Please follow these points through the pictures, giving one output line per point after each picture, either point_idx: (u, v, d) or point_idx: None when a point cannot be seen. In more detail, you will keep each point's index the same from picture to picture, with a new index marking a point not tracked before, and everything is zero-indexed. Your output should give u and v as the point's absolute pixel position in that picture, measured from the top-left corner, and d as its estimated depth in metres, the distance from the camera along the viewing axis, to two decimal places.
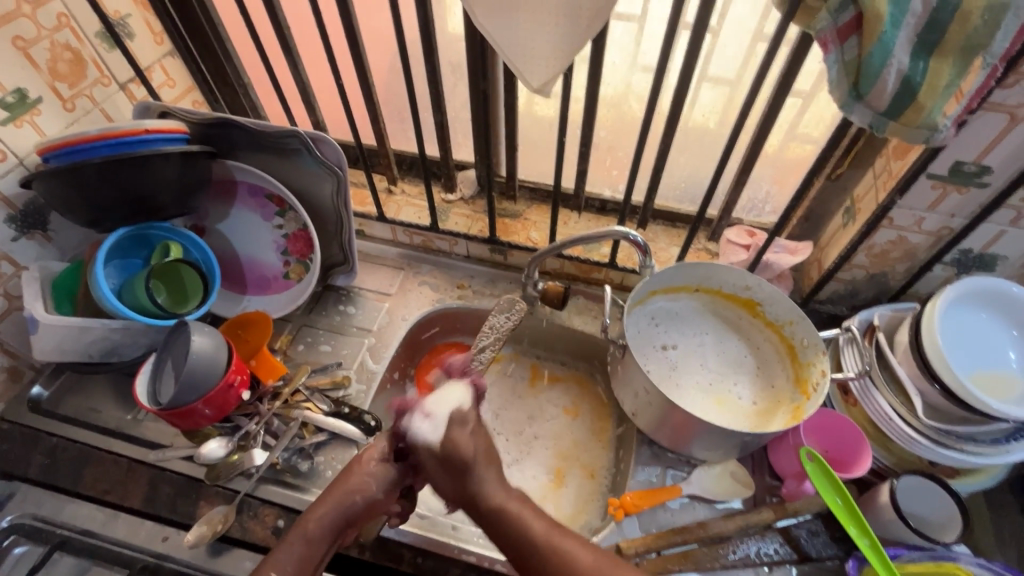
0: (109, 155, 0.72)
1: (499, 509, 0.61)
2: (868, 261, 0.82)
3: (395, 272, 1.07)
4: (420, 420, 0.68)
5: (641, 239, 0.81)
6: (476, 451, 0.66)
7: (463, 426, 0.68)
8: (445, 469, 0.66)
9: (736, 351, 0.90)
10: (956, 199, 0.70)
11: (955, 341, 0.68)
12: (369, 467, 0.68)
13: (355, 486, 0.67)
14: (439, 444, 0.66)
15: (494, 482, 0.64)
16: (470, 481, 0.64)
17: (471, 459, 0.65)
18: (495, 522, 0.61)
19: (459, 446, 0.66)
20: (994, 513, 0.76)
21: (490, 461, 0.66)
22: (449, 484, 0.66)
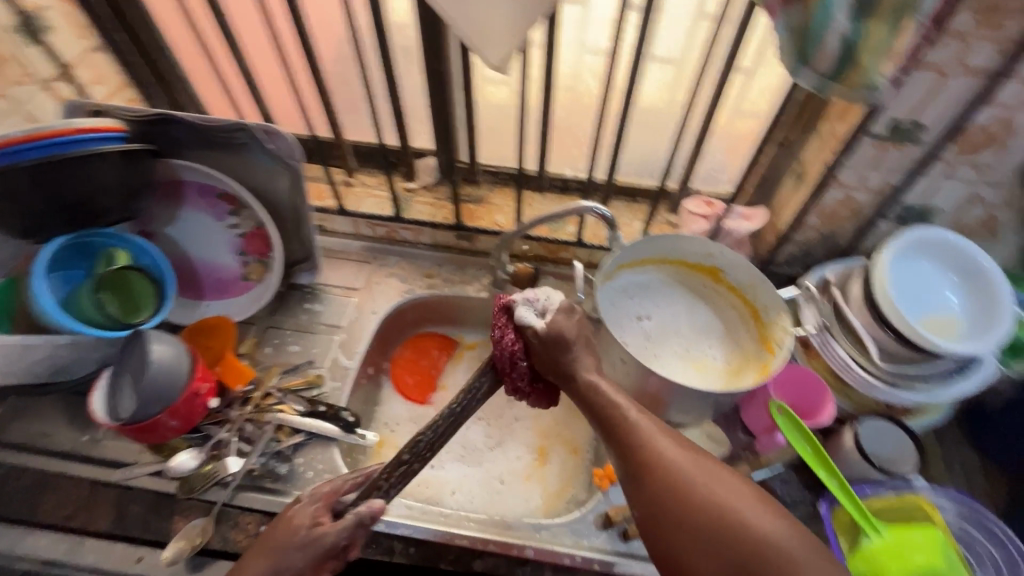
0: (40, 158, 0.66)
1: (600, 389, 0.64)
2: (819, 221, 0.86)
3: (360, 266, 1.04)
4: (528, 308, 0.68)
5: (608, 213, 0.82)
6: (574, 334, 0.66)
7: (567, 314, 0.68)
8: (548, 350, 0.66)
9: (703, 318, 0.93)
10: (895, 156, 0.74)
11: (902, 289, 0.73)
12: (282, 530, 0.64)
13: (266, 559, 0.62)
14: (546, 325, 0.66)
15: (590, 365, 0.67)
16: (568, 365, 0.66)
17: (572, 340, 0.66)
18: (607, 417, 0.63)
19: (562, 329, 0.66)
20: (943, 445, 0.82)
21: (587, 347, 0.68)
22: (547, 360, 0.66)
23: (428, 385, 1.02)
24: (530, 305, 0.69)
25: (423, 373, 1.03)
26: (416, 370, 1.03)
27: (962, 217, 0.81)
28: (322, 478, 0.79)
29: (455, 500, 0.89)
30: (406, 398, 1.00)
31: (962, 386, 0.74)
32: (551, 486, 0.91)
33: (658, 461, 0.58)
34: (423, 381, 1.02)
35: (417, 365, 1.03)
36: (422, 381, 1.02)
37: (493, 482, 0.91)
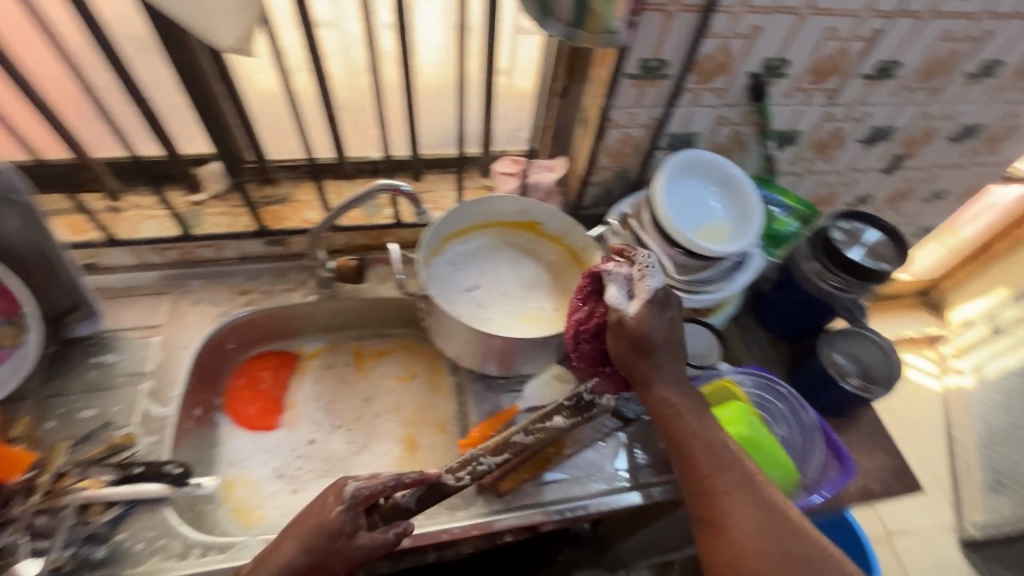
0: None
1: (680, 411, 0.65)
2: (609, 161, 0.93)
3: (157, 299, 0.91)
4: (619, 286, 0.66)
5: (410, 188, 0.82)
6: (662, 338, 0.65)
7: (660, 308, 0.65)
8: (633, 344, 0.65)
9: (533, 272, 0.97)
10: (652, 92, 0.83)
11: (679, 207, 0.83)
12: (310, 529, 0.61)
13: (295, 557, 0.60)
14: (638, 316, 0.64)
15: (668, 378, 0.67)
16: (654, 369, 0.66)
17: (657, 344, 0.65)
18: (674, 423, 0.65)
19: (656, 331, 0.64)
20: (742, 332, 0.97)
21: (671, 356, 0.67)
22: (628, 356, 0.66)
23: (274, 407, 0.93)
24: (624, 283, 0.67)
25: (264, 396, 0.94)
26: (257, 395, 0.94)
27: (716, 137, 0.94)
28: (157, 545, 0.68)
29: None
30: (247, 428, 0.91)
31: (742, 278, 0.87)
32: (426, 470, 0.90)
33: (720, 494, 0.60)
34: (266, 404, 0.93)
35: (257, 390, 0.94)
36: (265, 406, 0.93)
37: None
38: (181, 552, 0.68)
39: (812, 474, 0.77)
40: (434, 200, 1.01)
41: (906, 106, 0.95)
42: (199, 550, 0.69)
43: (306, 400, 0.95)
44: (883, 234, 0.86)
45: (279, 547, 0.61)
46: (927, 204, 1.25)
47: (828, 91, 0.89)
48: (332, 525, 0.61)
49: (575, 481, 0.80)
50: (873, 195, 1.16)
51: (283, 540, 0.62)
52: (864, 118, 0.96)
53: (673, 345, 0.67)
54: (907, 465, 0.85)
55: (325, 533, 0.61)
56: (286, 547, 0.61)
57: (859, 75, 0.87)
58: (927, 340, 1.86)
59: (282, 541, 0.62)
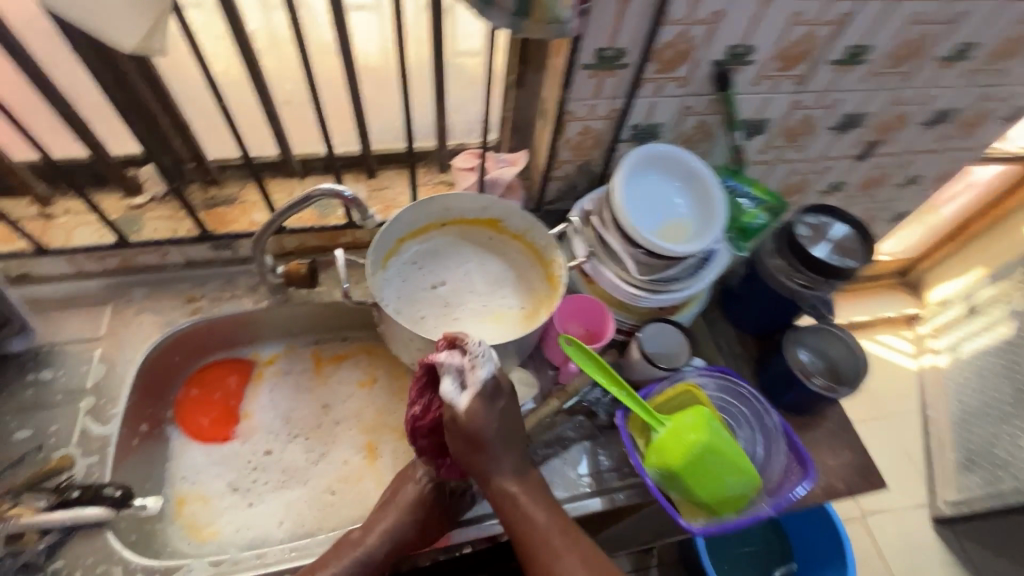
0: None
1: (520, 502, 0.69)
2: (571, 154, 0.89)
3: (99, 309, 0.86)
4: (452, 377, 0.68)
5: (351, 194, 0.77)
6: (494, 430, 0.68)
7: (493, 399, 0.68)
8: (467, 436, 0.67)
9: (494, 270, 0.94)
10: (611, 82, 0.79)
11: (640, 204, 0.80)
12: (394, 500, 0.75)
13: (386, 523, 0.73)
14: (466, 409, 0.67)
15: (507, 469, 0.70)
16: (494, 454, 0.69)
17: (491, 438, 0.68)
18: (509, 509, 0.69)
19: (485, 421, 0.67)
20: (711, 328, 0.95)
21: (509, 448, 0.70)
22: (464, 451, 0.69)
23: (227, 417, 0.90)
24: (456, 374, 0.68)
25: (219, 405, 0.91)
26: (211, 404, 0.90)
27: (682, 128, 0.90)
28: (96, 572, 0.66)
29: (285, 529, 0.81)
30: (199, 438, 0.87)
31: (707, 277, 0.84)
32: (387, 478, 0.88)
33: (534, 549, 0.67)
34: (220, 413, 0.90)
35: (211, 400, 0.91)
36: (219, 416, 0.90)
37: (323, 496, 0.85)
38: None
39: (772, 479, 0.77)
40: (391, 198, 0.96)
41: (878, 91, 0.91)
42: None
43: (260, 413, 0.91)
44: (852, 228, 0.84)
45: (370, 530, 0.73)
46: (903, 189, 1.22)
47: (796, 77, 0.85)
48: (416, 496, 0.73)
49: None
50: (846, 182, 1.13)
51: (378, 518, 0.74)
52: (834, 105, 0.92)
53: (512, 433, 0.70)
54: (872, 462, 0.84)
55: (415, 504, 0.73)
56: (388, 516, 0.73)
57: (827, 60, 0.83)
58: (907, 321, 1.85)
59: (372, 520, 0.74)
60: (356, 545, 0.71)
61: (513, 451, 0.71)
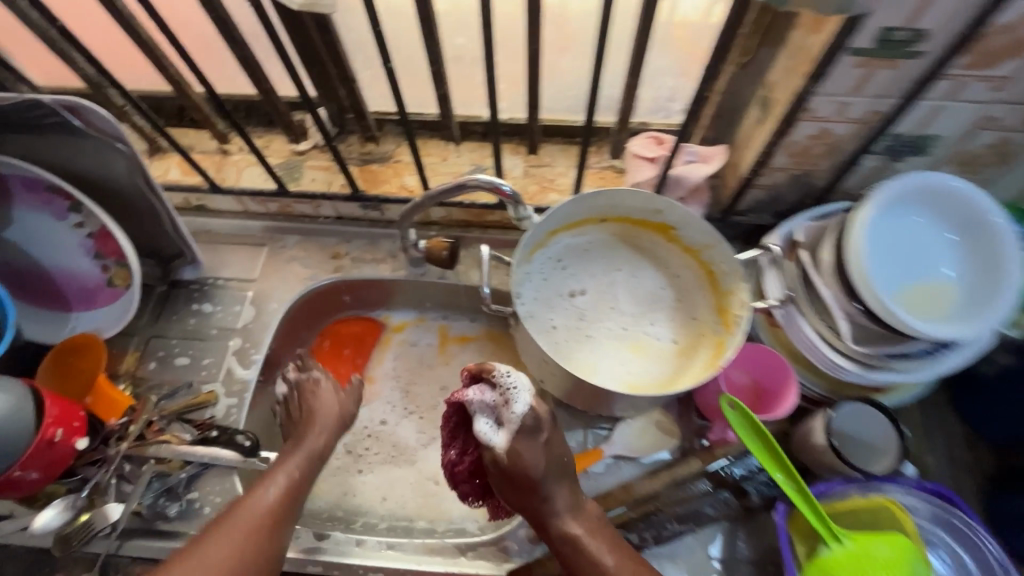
0: None
1: (583, 545, 0.59)
2: (788, 161, 0.69)
3: (256, 249, 0.89)
4: (486, 416, 0.61)
5: (511, 188, 0.66)
6: (543, 469, 0.59)
7: (533, 433, 0.60)
8: (511, 477, 0.59)
9: (651, 284, 0.78)
10: (884, 77, 0.56)
11: (885, 252, 0.58)
12: (310, 400, 0.72)
13: (326, 432, 0.69)
14: (504, 449, 0.59)
15: (565, 506, 0.61)
16: (547, 497, 0.60)
17: (542, 476, 0.59)
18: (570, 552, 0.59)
19: (531, 459, 0.59)
20: (928, 416, 0.72)
21: (562, 480, 0.61)
22: (513, 493, 0.61)
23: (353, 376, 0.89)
24: (490, 411, 0.61)
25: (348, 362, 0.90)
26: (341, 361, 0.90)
27: (967, 146, 0.64)
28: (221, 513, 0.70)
29: (387, 507, 0.81)
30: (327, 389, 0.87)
31: (950, 364, 0.61)
32: None
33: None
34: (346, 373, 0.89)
35: (340, 356, 0.90)
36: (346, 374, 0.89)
37: (427, 484, 0.82)
38: None
39: None
40: (550, 178, 0.84)
41: None
42: None
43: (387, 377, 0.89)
44: None
45: (312, 426, 0.69)
46: None
47: None
48: (336, 417, 0.71)
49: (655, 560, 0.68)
50: None
51: (313, 426, 0.69)
52: None
53: (560, 466, 0.61)
54: None
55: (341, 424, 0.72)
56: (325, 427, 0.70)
57: None
58: None
59: (317, 410, 0.71)
60: (314, 439, 0.68)
61: (567, 482, 0.62)
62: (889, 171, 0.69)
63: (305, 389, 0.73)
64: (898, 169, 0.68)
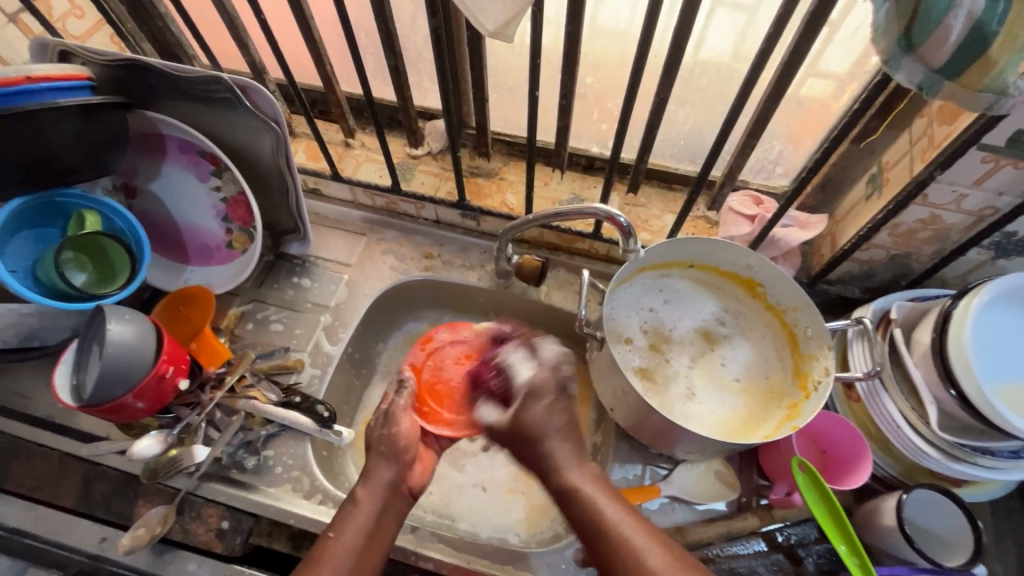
0: (14, 105, 0.62)
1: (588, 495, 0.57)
2: (890, 241, 0.70)
3: (357, 238, 0.95)
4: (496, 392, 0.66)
5: (625, 220, 0.69)
6: (554, 426, 0.61)
7: (538, 399, 0.62)
8: (519, 440, 0.61)
9: (725, 324, 0.81)
10: (1009, 175, 0.57)
11: (987, 346, 0.59)
12: (383, 440, 0.67)
13: (376, 505, 0.62)
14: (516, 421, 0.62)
15: (568, 463, 0.60)
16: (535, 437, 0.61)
17: (543, 434, 0.60)
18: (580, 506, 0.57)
19: (543, 421, 0.61)
20: (999, 519, 0.70)
21: (569, 437, 0.62)
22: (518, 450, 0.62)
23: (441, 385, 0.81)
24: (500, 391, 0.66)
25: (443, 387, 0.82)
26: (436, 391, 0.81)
27: None
28: (291, 474, 0.75)
29: (433, 503, 0.83)
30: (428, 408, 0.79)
31: None
32: (537, 499, 0.84)
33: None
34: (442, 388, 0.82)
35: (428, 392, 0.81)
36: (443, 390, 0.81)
37: (473, 490, 0.84)
38: (307, 491, 0.74)
39: None
40: (643, 219, 0.88)
41: None
42: (320, 496, 0.73)
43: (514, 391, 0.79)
44: None
45: (359, 501, 0.62)
46: None
47: None
48: (387, 482, 0.64)
49: None
50: None
51: (368, 493, 0.62)
52: None
53: (573, 429, 0.63)
54: None
55: (397, 495, 0.64)
56: (365, 495, 0.62)
57: None
58: None
59: (369, 465, 0.66)
60: (365, 516, 0.61)
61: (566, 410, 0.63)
62: (993, 266, 0.69)
63: (383, 423, 0.69)
64: (1003, 266, 0.69)
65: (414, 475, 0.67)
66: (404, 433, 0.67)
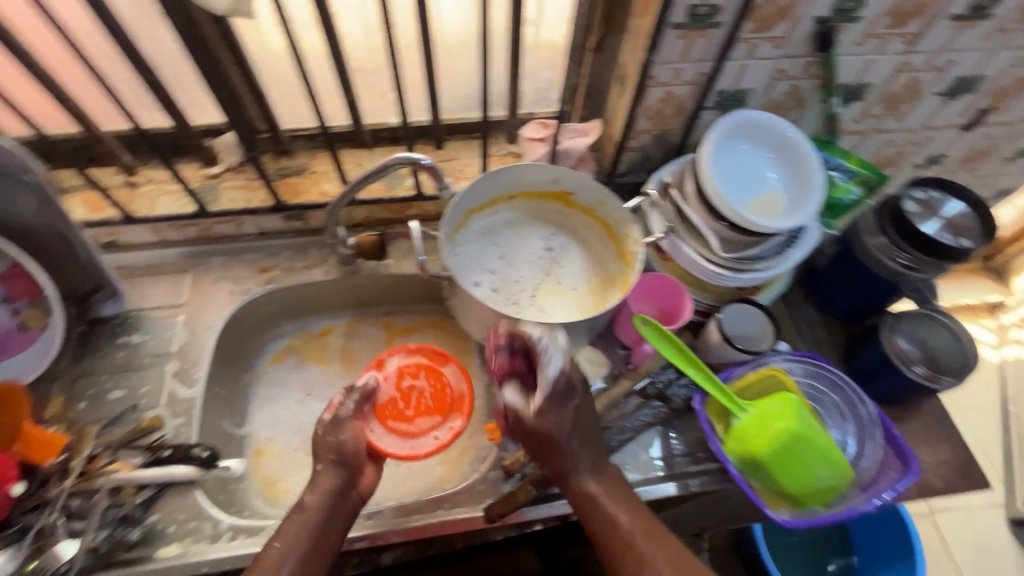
0: None
1: (602, 503, 0.63)
2: (649, 124, 0.85)
3: (179, 276, 0.89)
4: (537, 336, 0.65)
5: (429, 161, 0.74)
6: (565, 429, 0.64)
7: (562, 397, 0.64)
8: (538, 440, 0.64)
9: (558, 234, 0.92)
10: (700, 44, 0.73)
11: (728, 175, 0.74)
12: (332, 448, 0.65)
13: (321, 511, 0.62)
14: (538, 419, 0.63)
15: (588, 471, 0.64)
16: (566, 470, 0.65)
17: (564, 437, 0.63)
18: (608, 535, 0.62)
19: (561, 427, 0.63)
20: (794, 309, 0.89)
21: (587, 446, 0.65)
22: (533, 445, 0.65)
23: (460, 409, 0.86)
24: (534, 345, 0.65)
25: (428, 424, 0.85)
26: (387, 406, 0.85)
27: (771, 95, 0.84)
28: (188, 527, 0.69)
29: None
30: (410, 458, 0.82)
31: (794, 256, 0.79)
32: (452, 450, 0.88)
33: None
34: (428, 428, 0.85)
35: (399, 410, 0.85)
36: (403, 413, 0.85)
37: (388, 467, 0.86)
38: (212, 535, 0.69)
39: (866, 472, 0.70)
40: (459, 170, 0.94)
41: (1000, 51, 0.82)
42: (230, 533, 0.69)
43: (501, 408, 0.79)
44: (959, 204, 0.73)
45: (307, 506, 0.62)
46: (1010, 163, 1.12)
47: (906, 37, 0.77)
48: (336, 486, 0.64)
49: None
50: (946, 154, 1.04)
51: (314, 495, 0.62)
52: (947, 67, 0.83)
53: (591, 433, 0.66)
54: (975, 460, 0.75)
55: (342, 498, 0.64)
56: (315, 500, 0.62)
57: (947, 16, 0.75)
58: (989, 309, 2.03)
59: (316, 474, 0.64)
60: (308, 522, 0.61)
61: (579, 411, 0.65)
62: None
63: (330, 430, 0.67)
64: None
65: (364, 483, 0.67)
66: (355, 438, 0.67)
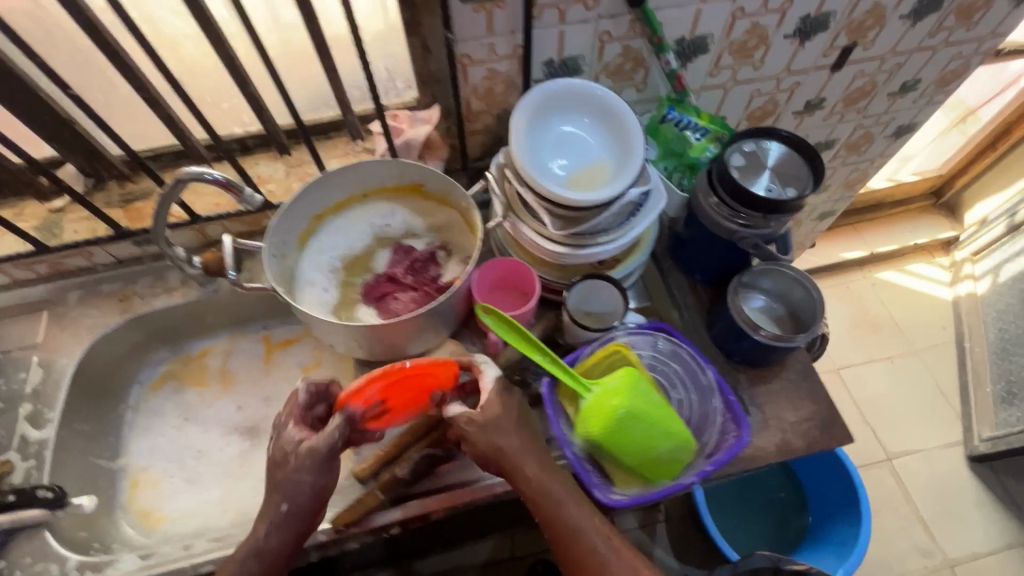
0: None
1: (552, 497, 0.64)
2: (482, 104, 0.82)
3: (37, 315, 0.88)
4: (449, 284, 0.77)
5: (222, 176, 0.67)
6: (511, 439, 0.65)
7: (498, 416, 0.65)
8: (483, 450, 0.64)
9: (419, 227, 0.89)
10: (501, 16, 0.69)
11: (543, 151, 0.72)
12: (297, 489, 0.62)
13: (275, 550, 0.64)
14: (482, 437, 0.64)
15: (541, 473, 0.64)
16: (509, 465, 0.64)
17: (514, 450, 0.64)
18: (553, 514, 0.64)
19: (494, 429, 0.64)
20: (663, 276, 0.87)
21: (526, 444, 0.66)
22: (482, 460, 0.65)
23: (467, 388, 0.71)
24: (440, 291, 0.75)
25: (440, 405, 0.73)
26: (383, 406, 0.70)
27: (605, 59, 0.80)
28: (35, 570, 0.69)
29: (230, 516, 0.83)
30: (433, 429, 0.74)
31: (638, 225, 0.74)
32: None
33: None
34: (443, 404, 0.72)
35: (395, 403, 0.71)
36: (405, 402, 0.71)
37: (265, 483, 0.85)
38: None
39: (709, 442, 0.69)
40: (311, 173, 0.92)
41: None
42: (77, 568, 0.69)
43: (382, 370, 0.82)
44: (776, 145, 0.72)
45: (266, 541, 0.63)
46: (898, 98, 1.08)
47: None
48: (296, 530, 0.64)
49: (465, 463, 0.74)
50: (823, 98, 1.00)
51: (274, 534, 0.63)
52: (786, 8, 0.79)
53: (522, 423, 0.67)
54: (837, 414, 0.73)
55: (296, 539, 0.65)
56: (273, 543, 0.64)
57: None
58: (940, 246, 2.05)
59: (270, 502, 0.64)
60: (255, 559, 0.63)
61: (516, 420, 0.66)
62: None
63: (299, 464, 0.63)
64: None
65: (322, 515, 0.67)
66: (323, 484, 0.64)
